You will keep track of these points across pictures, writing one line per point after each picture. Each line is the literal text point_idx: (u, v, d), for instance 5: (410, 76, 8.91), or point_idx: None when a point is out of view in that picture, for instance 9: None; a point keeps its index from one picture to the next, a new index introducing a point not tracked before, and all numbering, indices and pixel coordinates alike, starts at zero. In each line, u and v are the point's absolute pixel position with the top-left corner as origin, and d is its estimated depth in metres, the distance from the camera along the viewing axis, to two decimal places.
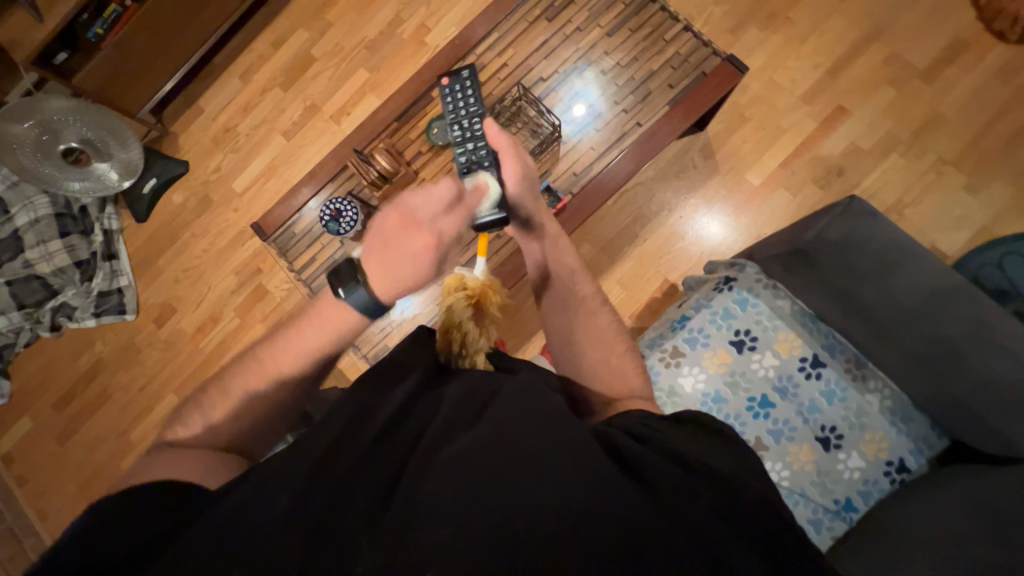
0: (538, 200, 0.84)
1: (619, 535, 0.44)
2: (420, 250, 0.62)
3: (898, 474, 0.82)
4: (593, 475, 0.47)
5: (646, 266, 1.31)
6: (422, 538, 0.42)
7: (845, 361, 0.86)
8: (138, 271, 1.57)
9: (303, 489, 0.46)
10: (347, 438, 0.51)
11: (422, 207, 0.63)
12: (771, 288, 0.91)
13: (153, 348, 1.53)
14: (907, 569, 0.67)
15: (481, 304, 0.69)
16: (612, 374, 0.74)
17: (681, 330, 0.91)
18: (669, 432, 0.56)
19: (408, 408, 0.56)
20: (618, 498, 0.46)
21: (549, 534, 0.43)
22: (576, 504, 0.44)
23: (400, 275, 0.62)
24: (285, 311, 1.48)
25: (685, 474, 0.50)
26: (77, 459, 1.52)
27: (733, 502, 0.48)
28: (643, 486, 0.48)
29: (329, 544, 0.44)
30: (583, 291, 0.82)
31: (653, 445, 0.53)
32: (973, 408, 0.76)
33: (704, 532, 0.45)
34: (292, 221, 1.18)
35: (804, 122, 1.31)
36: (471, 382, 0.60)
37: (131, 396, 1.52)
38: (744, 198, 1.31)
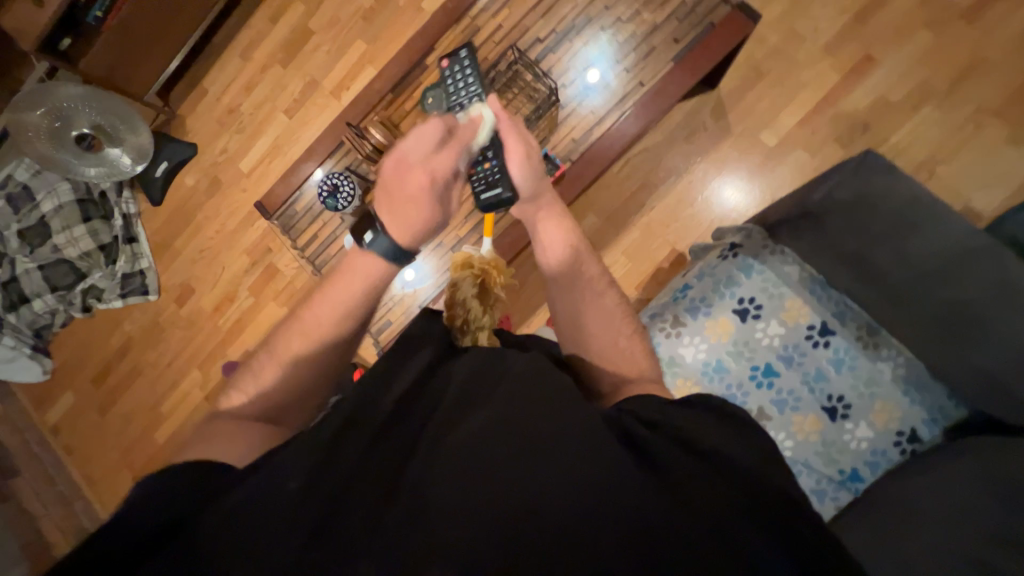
0: (541, 177, 0.82)
1: (628, 527, 0.43)
2: (419, 191, 0.68)
3: (909, 444, 0.79)
4: (603, 464, 0.46)
5: (652, 235, 1.27)
6: (426, 535, 0.42)
7: (857, 328, 0.82)
8: (157, 253, 1.62)
9: (308, 484, 0.45)
10: (358, 424, 0.50)
11: (413, 151, 0.68)
12: (778, 254, 0.86)
13: (177, 327, 1.60)
14: (907, 538, 0.67)
15: (484, 281, 0.74)
16: (621, 355, 0.71)
17: (683, 300, 0.89)
18: (685, 413, 0.53)
19: (413, 397, 0.55)
20: (625, 488, 0.45)
21: (556, 530, 0.42)
22: (584, 495, 0.44)
23: (407, 219, 0.67)
24: (296, 290, 1.50)
25: (695, 458, 0.48)
26: (116, 429, 1.63)
27: (752, 488, 0.46)
28: (656, 472, 0.47)
29: (333, 537, 0.43)
30: (590, 272, 0.78)
31: (668, 430, 0.51)
32: (1008, 384, 0.69)
33: (711, 511, 0.45)
34: (293, 199, 1.17)
35: (826, 75, 1.21)
36: (479, 359, 0.60)
37: (160, 371, 1.61)
38: (759, 160, 1.23)
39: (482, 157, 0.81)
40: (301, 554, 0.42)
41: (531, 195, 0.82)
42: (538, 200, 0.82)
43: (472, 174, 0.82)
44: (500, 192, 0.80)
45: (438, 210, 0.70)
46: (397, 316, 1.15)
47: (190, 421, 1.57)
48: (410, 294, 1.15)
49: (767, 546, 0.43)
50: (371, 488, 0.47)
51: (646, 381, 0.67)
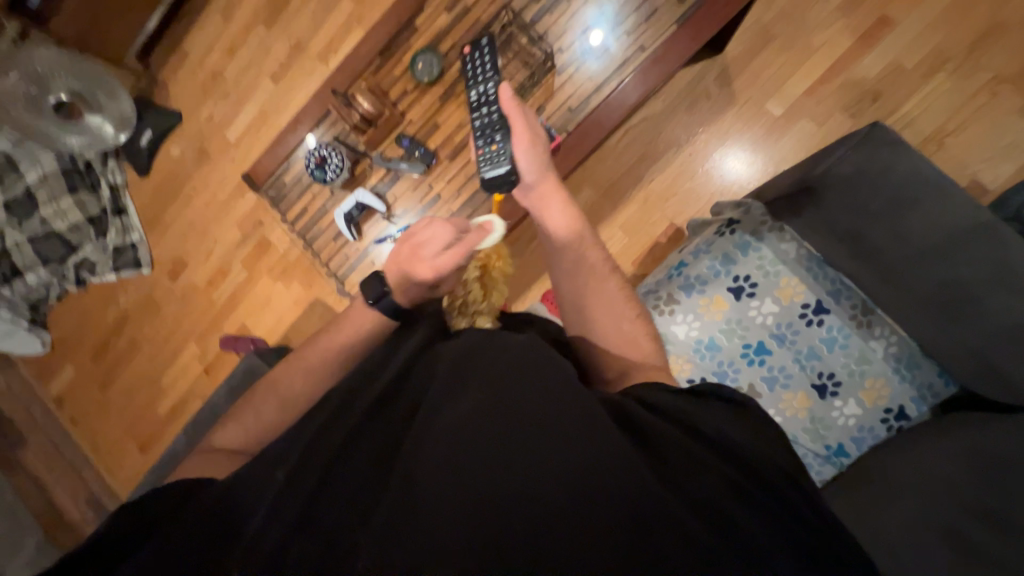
0: (547, 162, 0.80)
1: (630, 514, 0.41)
2: (425, 282, 0.59)
3: (896, 421, 0.79)
4: (602, 447, 0.45)
5: (650, 209, 1.24)
6: (417, 523, 0.41)
7: (850, 307, 0.80)
8: (148, 226, 1.60)
9: (301, 462, 0.48)
10: (346, 409, 0.54)
11: (426, 243, 0.60)
12: (776, 231, 0.84)
13: (172, 300, 1.60)
14: (892, 510, 0.68)
15: (486, 270, 0.71)
16: (625, 339, 0.69)
17: (678, 277, 0.88)
18: (680, 401, 0.53)
19: (406, 374, 0.57)
20: (625, 471, 0.43)
21: (555, 515, 0.41)
22: (582, 480, 0.42)
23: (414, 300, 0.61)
24: (289, 265, 1.48)
25: (689, 445, 0.48)
26: (120, 401, 1.66)
27: (746, 473, 0.46)
28: (652, 459, 0.47)
29: (324, 516, 0.44)
30: (590, 258, 0.74)
31: (661, 418, 0.52)
32: (998, 367, 0.68)
33: (707, 497, 0.44)
34: (281, 170, 1.14)
35: (838, 39, 1.15)
36: (474, 340, 0.59)
37: (158, 344, 1.62)
38: (763, 131, 1.19)
39: (492, 141, 0.84)
40: (287, 541, 0.42)
41: (535, 176, 0.79)
42: (541, 183, 0.79)
43: (481, 155, 0.84)
44: (502, 173, 0.81)
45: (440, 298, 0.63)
46: None
47: (190, 393, 1.59)
48: None
49: (764, 535, 0.42)
50: (355, 468, 0.48)
51: (640, 365, 0.66)
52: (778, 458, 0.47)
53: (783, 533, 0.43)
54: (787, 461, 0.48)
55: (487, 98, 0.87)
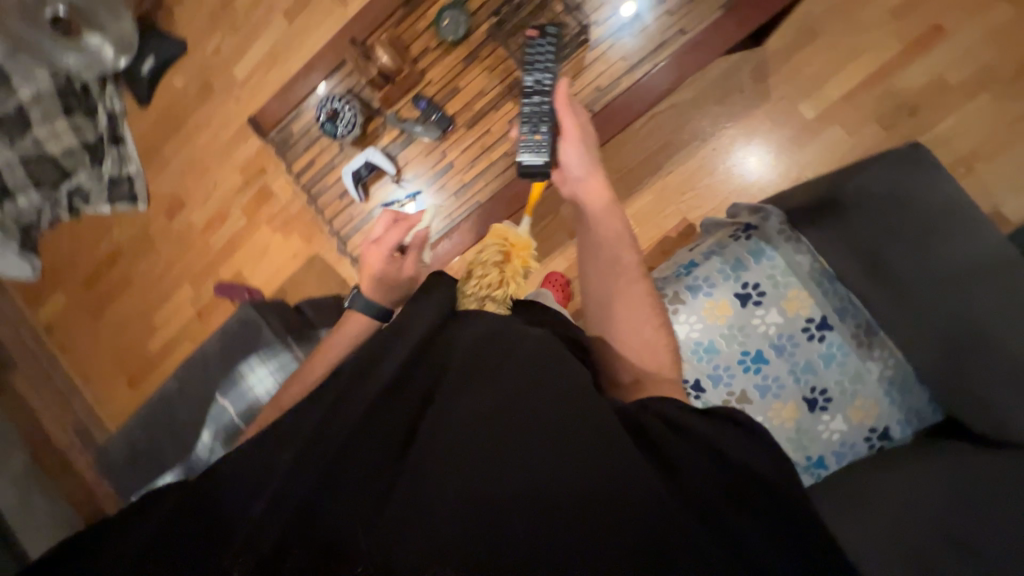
0: (594, 160, 0.78)
1: (635, 529, 0.42)
2: (375, 263, 0.71)
3: (878, 440, 0.81)
4: (613, 459, 0.45)
5: (665, 201, 1.21)
6: (428, 518, 0.44)
7: (855, 327, 0.80)
8: (146, 159, 1.55)
9: (301, 456, 0.47)
10: (351, 394, 0.50)
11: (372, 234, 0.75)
12: (791, 240, 0.82)
13: (167, 239, 1.57)
14: (865, 519, 0.69)
15: (507, 255, 0.71)
16: (644, 344, 0.66)
17: (686, 277, 0.86)
18: (692, 407, 0.51)
19: (414, 363, 0.53)
20: (633, 485, 0.44)
21: (555, 521, 0.43)
22: (591, 490, 0.44)
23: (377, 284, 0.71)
24: (290, 216, 1.44)
25: (695, 453, 0.47)
26: (110, 334, 1.66)
27: (750, 484, 0.46)
28: (657, 466, 0.46)
29: (331, 508, 0.46)
30: (624, 259, 0.72)
31: (672, 424, 0.50)
32: (989, 399, 0.68)
33: (706, 506, 0.44)
34: (290, 118, 1.10)
35: (885, 44, 1.10)
36: (489, 332, 0.56)
37: (151, 282, 1.60)
38: (792, 133, 1.15)
39: (536, 130, 0.80)
40: (296, 531, 0.45)
41: (585, 174, 0.77)
42: (588, 179, 0.76)
43: (521, 140, 0.81)
44: (541, 163, 0.79)
45: (397, 278, 0.72)
46: None
47: (181, 335, 1.58)
48: None
49: (761, 546, 0.43)
50: (357, 465, 0.47)
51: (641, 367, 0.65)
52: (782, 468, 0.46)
53: (780, 542, 0.44)
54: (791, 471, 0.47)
55: (541, 84, 0.82)
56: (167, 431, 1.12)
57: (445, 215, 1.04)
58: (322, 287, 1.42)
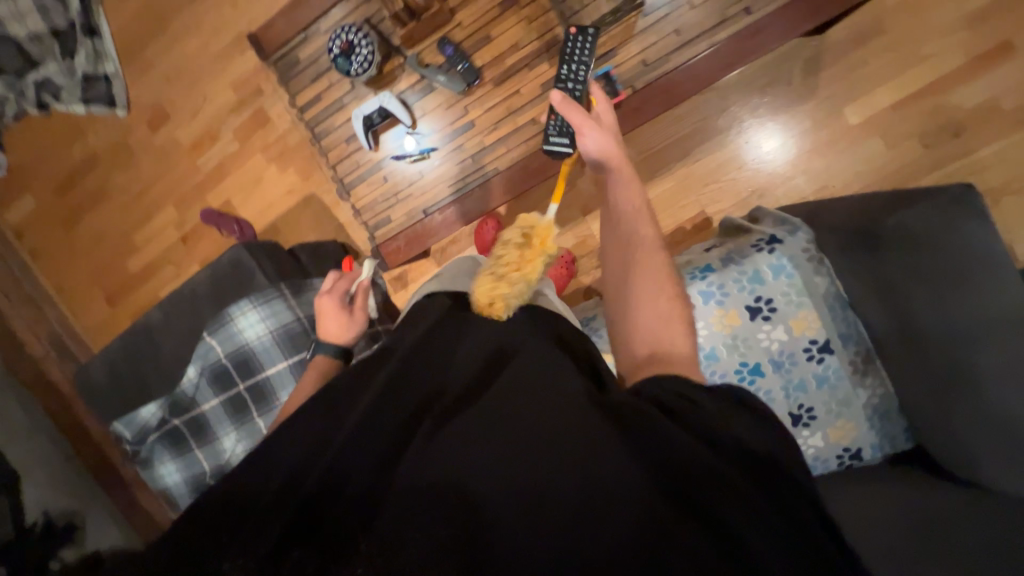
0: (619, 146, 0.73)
1: (629, 537, 0.39)
2: (326, 306, 0.80)
3: (849, 459, 0.85)
4: (602, 462, 0.43)
5: (686, 190, 1.17)
6: (419, 517, 0.45)
7: (854, 353, 0.81)
8: (126, 59, 1.39)
9: (309, 457, 0.51)
10: (357, 393, 0.55)
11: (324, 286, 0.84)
12: (814, 261, 0.81)
13: (148, 154, 1.45)
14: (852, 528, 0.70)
15: (527, 240, 0.70)
16: None
17: (700, 281, 0.85)
18: (691, 392, 0.45)
19: (413, 361, 0.56)
20: (624, 490, 0.41)
21: (543, 528, 0.42)
22: (580, 496, 0.42)
23: (333, 321, 0.78)
24: (286, 149, 1.34)
25: (697, 447, 0.41)
26: (85, 247, 1.57)
27: (759, 483, 0.39)
28: (649, 465, 0.42)
29: (334, 506, 0.48)
30: (643, 234, 0.65)
31: (667, 410, 0.44)
32: (965, 446, 0.70)
33: (710, 509, 0.39)
34: (297, 42, 0.98)
35: (947, 54, 1.03)
36: (489, 338, 0.58)
37: (130, 199, 1.50)
38: (830, 137, 1.09)
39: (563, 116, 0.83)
40: (293, 539, 0.46)
41: (608, 154, 0.71)
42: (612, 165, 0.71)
43: (550, 120, 0.85)
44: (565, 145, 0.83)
45: (349, 316, 0.79)
46: (398, 217, 1.01)
47: (161, 259, 1.51)
48: (418, 192, 1.00)
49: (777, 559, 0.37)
50: (358, 461, 0.50)
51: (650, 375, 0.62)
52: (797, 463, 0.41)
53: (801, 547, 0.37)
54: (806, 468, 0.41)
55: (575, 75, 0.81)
56: (152, 361, 1.11)
57: (460, 178, 0.97)
58: (317, 230, 1.36)
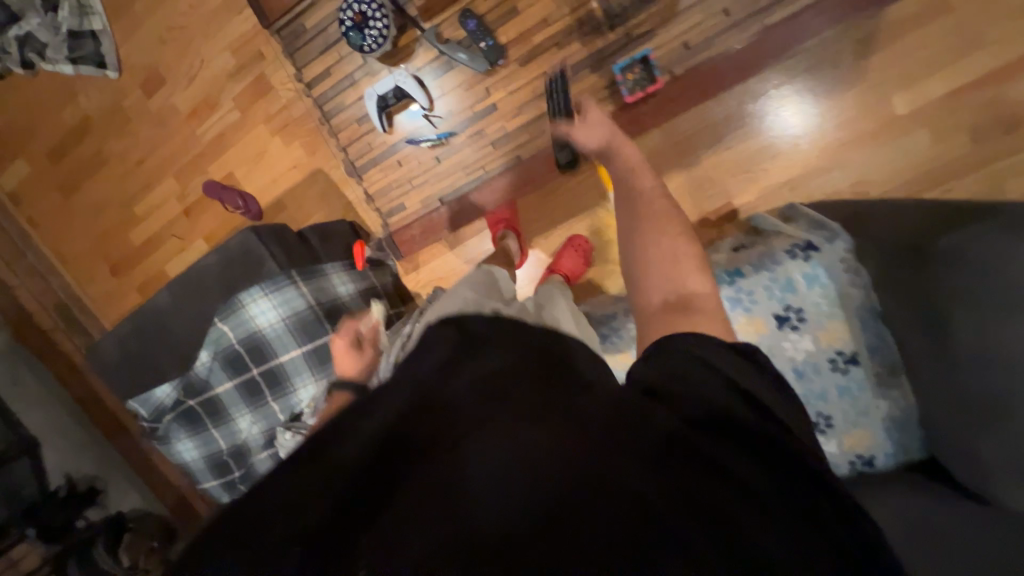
0: (617, 135, 0.77)
1: (622, 524, 0.33)
2: (339, 347, 0.84)
3: (861, 465, 0.86)
4: (596, 440, 0.38)
5: (714, 178, 1.11)
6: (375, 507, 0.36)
7: (880, 366, 0.79)
8: (117, 15, 1.30)
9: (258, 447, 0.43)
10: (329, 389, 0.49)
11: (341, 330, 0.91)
12: (851, 272, 0.78)
13: (145, 120, 1.38)
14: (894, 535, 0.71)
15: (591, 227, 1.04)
16: None
17: (730, 286, 0.82)
18: (696, 369, 0.44)
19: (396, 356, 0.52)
20: (619, 470, 0.36)
21: (536, 503, 0.35)
22: (565, 474, 0.36)
23: (347, 360, 0.82)
24: (290, 120, 1.26)
25: (697, 437, 0.39)
26: (85, 217, 1.52)
27: (768, 476, 0.38)
28: (659, 443, 0.38)
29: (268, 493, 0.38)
30: (648, 197, 0.68)
31: (672, 395, 0.42)
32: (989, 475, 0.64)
33: (724, 496, 0.35)
34: (303, 10, 0.93)
35: (1015, 39, 0.93)
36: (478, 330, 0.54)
37: (129, 168, 1.44)
38: (873, 127, 1.02)
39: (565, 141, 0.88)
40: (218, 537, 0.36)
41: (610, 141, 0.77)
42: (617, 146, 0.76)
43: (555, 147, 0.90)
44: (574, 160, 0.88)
45: (361, 354, 0.83)
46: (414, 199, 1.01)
47: (164, 232, 1.47)
48: (436, 177, 1.00)
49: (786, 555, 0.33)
50: (331, 422, 0.44)
51: None
52: (806, 453, 0.40)
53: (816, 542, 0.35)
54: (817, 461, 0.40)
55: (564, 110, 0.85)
56: (162, 342, 1.10)
57: (481, 162, 0.97)
58: (324, 207, 1.30)
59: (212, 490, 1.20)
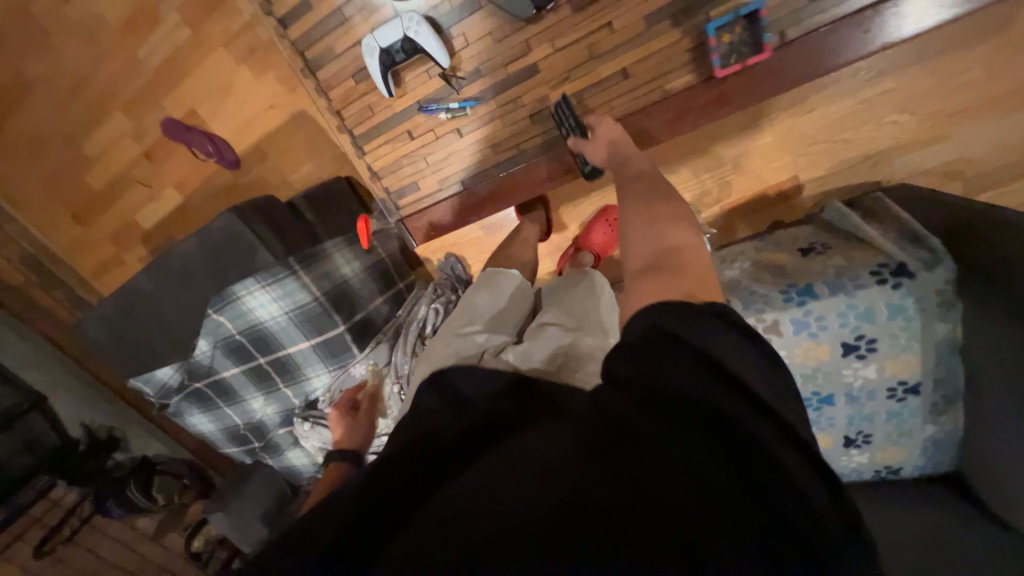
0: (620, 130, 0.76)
1: (585, 519, 0.35)
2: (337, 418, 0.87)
3: (887, 473, 0.85)
4: (569, 449, 0.40)
5: (782, 148, 0.92)
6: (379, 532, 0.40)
7: (939, 396, 0.74)
8: None
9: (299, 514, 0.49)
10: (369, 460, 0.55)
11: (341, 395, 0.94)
12: (944, 305, 0.68)
13: (70, 35, 1.10)
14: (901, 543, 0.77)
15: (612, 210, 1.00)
16: None
17: (797, 308, 0.72)
18: (655, 346, 0.41)
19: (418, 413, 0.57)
20: (586, 472, 0.38)
21: (504, 506, 0.37)
22: (538, 483, 0.38)
23: (345, 430, 0.85)
24: (258, 44, 1.01)
25: (664, 430, 0.38)
26: (23, 155, 1.28)
27: (742, 465, 0.36)
28: (620, 443, 0.39)
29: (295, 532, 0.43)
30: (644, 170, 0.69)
31: (636, 381, 0.41)
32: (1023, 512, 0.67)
33: (689, 499, 0.35)
34: None
35: None
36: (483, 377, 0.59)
37: (63, 96, 1.17)
38: (1004, 88, 0.80)
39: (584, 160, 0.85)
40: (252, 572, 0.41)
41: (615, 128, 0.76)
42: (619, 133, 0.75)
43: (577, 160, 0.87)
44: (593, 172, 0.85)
45: (360, 424, 0.86)
46: (427, 179, 0.97)
47: (126, 177, 1.25)
48: (454, 155, 0.93)
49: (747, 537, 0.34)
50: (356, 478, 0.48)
51: None
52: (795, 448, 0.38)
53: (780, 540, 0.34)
54: (781, 443, 0.37)
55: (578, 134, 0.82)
56: (152, 327, 0.99)
57: (504, 139, 0.89)
58: (312, 159, 1.10)
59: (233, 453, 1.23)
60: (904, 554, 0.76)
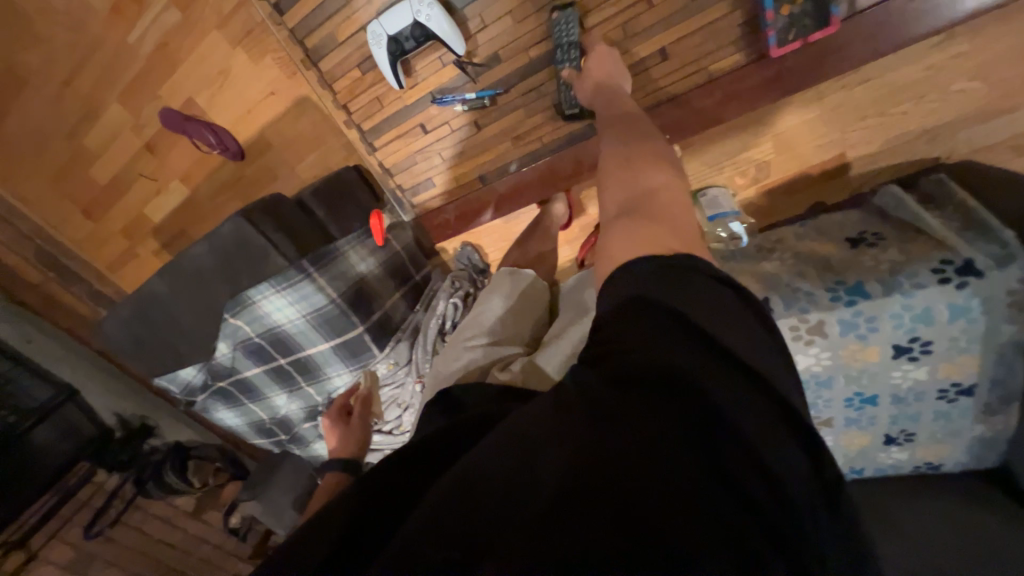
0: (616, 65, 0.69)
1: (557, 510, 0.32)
2: (330, 427, 0.85)
3: (927, 469, 0.79)
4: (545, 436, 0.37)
5: (830, 122, 0.84)
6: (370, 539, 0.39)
7: (996, 398, 0.69)
8: None
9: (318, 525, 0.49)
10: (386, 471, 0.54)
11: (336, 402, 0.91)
12: (1016, 307, 0.62)
13: (55, 21, 1.03)
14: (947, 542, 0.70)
15: None
16: None
17: (846, 308, 0.67)
18: (633, 316, 0.37)
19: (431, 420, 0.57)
20: (559, 459, 0.35)
21: (477, 499, 0.35)
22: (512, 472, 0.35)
23: (338, 436, 0.83)
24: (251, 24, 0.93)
25: (640, 406, 0.35)
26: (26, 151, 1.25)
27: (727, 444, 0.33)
28: (597, 424, 0.35)
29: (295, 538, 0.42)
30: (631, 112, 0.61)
31: (618, 357, 0.37)
32: None
33: (675, 491, 0.32)
34: None
35: None
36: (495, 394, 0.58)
37: (57, 88, 1.12)
38: None
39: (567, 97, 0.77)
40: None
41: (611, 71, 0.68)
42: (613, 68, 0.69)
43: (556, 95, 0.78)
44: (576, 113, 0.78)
45: (352, 429, 0.84)
46: (438, 168, 0.97)
47: (130, 170, 1.21)
48: (465, 143, 0.91)
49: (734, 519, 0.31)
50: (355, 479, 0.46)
51: None
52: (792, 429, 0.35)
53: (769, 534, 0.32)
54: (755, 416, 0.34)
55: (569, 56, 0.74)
56: (170, 330, 0.98)
57: (526, 128, 0.85)
58: (317, 148, 1.03)
59: (262, 445, 1.25)
60: (948, 553, 0.69)
